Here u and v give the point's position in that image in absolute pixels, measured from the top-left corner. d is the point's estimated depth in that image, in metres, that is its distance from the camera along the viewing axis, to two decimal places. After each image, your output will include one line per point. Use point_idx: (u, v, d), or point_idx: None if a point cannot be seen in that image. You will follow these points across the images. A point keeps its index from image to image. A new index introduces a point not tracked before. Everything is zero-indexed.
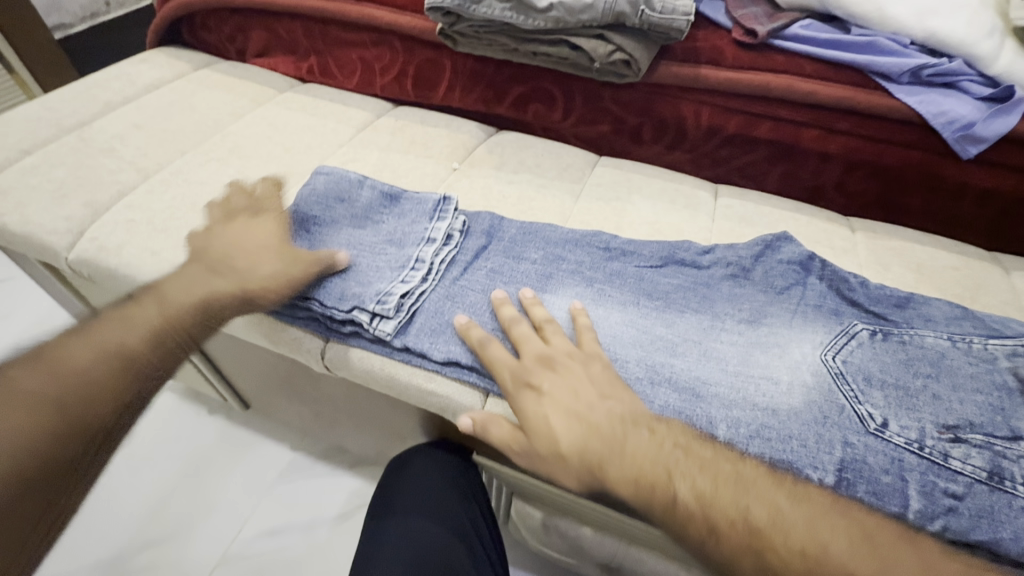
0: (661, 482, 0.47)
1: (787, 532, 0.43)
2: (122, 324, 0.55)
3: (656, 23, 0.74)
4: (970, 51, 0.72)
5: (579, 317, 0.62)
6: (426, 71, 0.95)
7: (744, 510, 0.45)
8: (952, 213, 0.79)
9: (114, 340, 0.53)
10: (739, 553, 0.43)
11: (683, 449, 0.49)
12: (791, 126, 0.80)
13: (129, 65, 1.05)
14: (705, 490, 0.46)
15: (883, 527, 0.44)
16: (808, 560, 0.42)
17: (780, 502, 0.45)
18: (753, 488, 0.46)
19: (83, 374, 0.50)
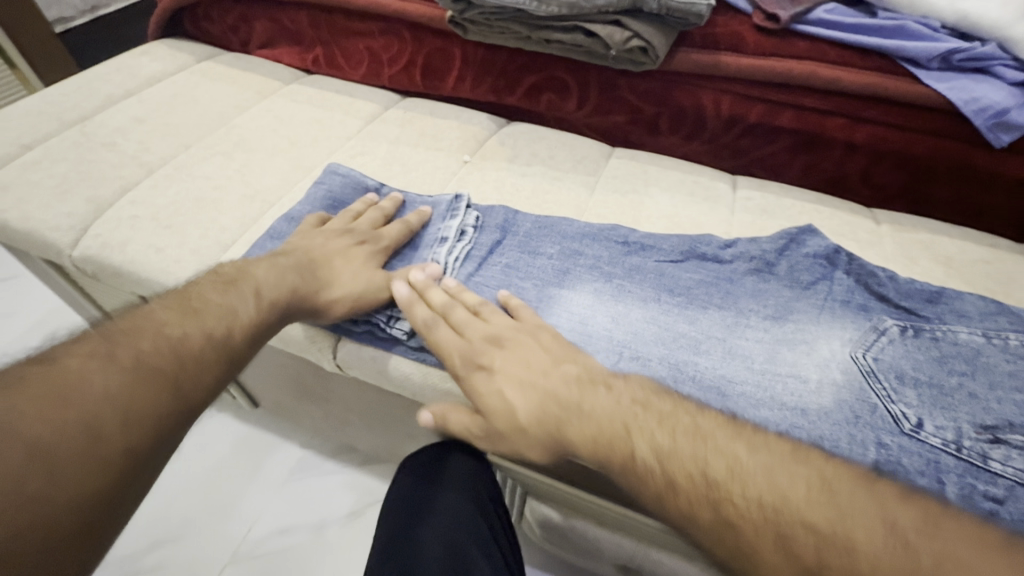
0: (618, 437, 0.46)
1: (747, 483, 0.41)
2: (230, 318, 0.51)
3: (675, 8, 0.72)
4: (1004, 34, 0.69)
5: (510, 298, 0.61)
6: (435, 61, 0.93)
7: (702, 463, 0.43)
8: (982, 204, 0.77)
9: (194, 347, 0.47)
10: (697, 506, 0.42)
11: (642, 405, 0.48)
12: (814, 115, 0.77)
13: (132, 57, 1.03)
14: (664, 446, 0.44)
15: (843, 470, 0.40)
16: (765, 510, 0.40)
17: (740, 451, 0.43)
18: (712, 439, 0.44)
19: (95, 407, 0.40)
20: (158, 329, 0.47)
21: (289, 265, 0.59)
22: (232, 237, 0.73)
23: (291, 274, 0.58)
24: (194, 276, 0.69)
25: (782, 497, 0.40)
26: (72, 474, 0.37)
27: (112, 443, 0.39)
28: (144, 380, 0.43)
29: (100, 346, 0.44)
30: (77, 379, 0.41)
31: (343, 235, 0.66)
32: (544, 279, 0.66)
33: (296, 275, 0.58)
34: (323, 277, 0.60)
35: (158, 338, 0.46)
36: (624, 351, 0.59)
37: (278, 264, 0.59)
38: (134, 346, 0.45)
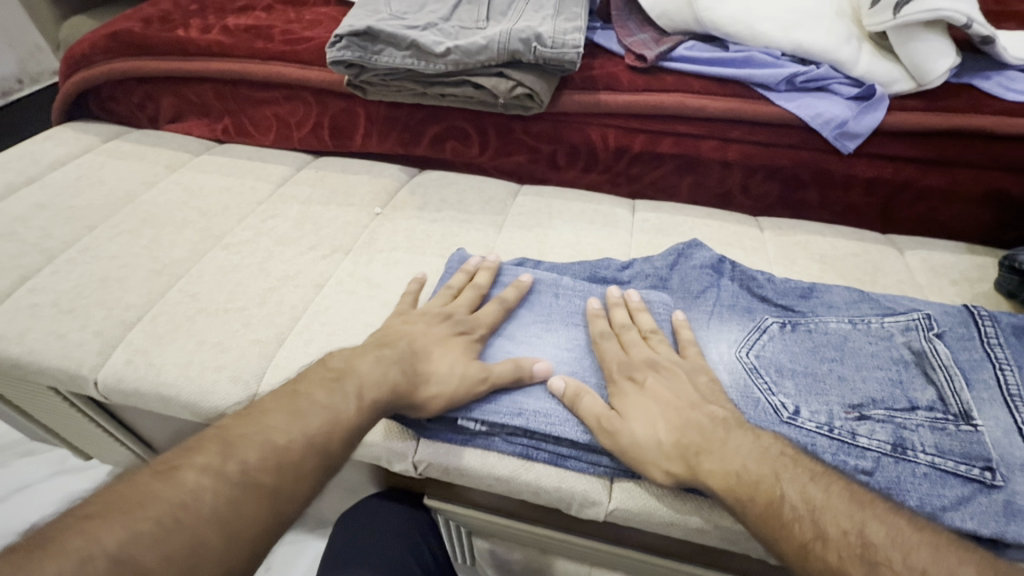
0: (696, 447, 0.49)
1: (793, 502, 0.45)
2: (376, 374, 0.52)
3: (549, 57, 0.79)
4: (834, 57, 0.79)
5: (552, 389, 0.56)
6: (342, 121, 0.97)
7: (760, 482, 0.46)
8: (847, 203, 0.85)
9: (328, 419, 0.46)
10: (746, 508, 0.46)
11: (703, 429, 0.50)
12: (690, 140, 0.85)
13: (33, 144, 1.02)
14: (718, 463, 0.48)
15: (869, 499, 0.45)
16: (810, 523, 0.43)
17: (801, 486, 0.45)
18: (762, 485, 0.46)
19: (253, 452, 0.42)
20: (264, 430, 0.43)
21: (393, 356, 0.54)
22: (137, 314, 0.71)
23: (395, 366, 0.53)
24: (98, 358, 0.67)
25: (859, 528, 0.43)
26: (222, 503, 0.38)
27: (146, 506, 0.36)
28: (248, 498, 0.39)
29: (312, 405, 0.47)
30: (138, 546, 0.34)
31: (444, 321, 0.61)
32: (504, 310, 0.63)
33: (401, 366, 0.53)
34: (424, 372, 0.55)
35: (234, 455, 0.41)
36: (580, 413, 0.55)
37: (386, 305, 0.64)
38: (237, 457, 0.41)
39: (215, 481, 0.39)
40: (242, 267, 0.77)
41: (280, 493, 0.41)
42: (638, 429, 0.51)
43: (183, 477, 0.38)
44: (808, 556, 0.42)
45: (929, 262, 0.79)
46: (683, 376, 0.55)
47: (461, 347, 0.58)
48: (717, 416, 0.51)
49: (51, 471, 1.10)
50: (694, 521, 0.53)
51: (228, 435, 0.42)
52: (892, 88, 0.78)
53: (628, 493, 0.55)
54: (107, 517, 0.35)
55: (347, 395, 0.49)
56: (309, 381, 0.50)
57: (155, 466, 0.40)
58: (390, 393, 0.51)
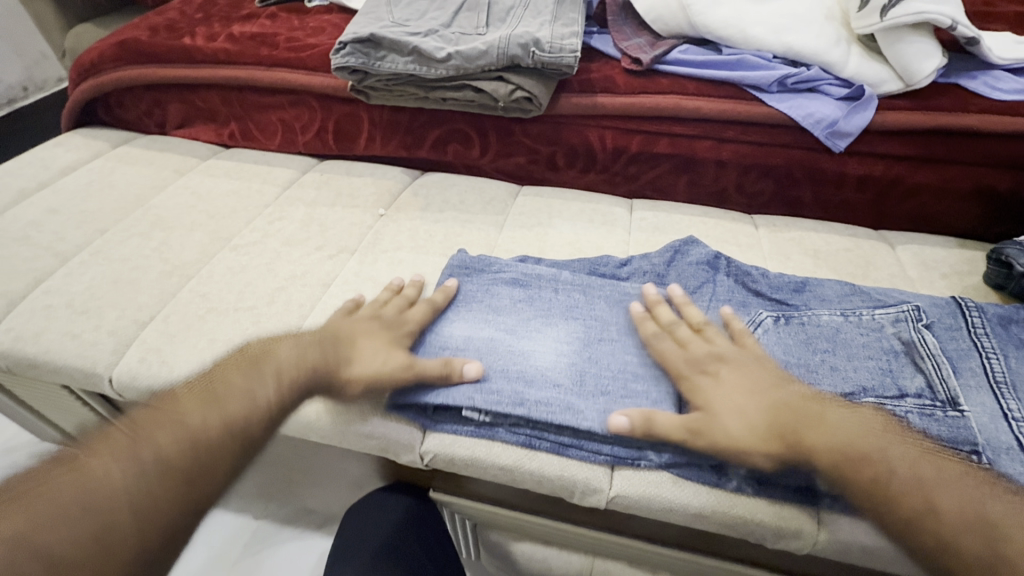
0: (793, 427, 0.50)
1: (903, 478, 0.46)
2: (290, 363, 0.56)
3: (547, 62, 0.81)
4: (824, 59, 0.82)
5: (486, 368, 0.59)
6: (346, 125, 0.99)
7: (866, 461, 0.48)
8: (840, 200, 0.87)
9: (244, 401, 0.50)
10: (856, 485, 0.47)
11: (798, 410, 0.51)
12: (685, 140, 0.87)
13: (44, 150, 1.05)
14: (819, 441, 0.49)
15: (968, 475, 0.47)
16: (924, 498, 0.45)
17: (908, 463, 0.47)
18: (870, 463, 0.48)
19: (169, 433, 0.46)
20: (179, 415, 0.48)
21: (312, 341, 0.59)
22: (149, 314, 0.73)
23: (311, 352, 0.58)
24: (112, 356, 0.69)
25: (973, 503, 0.44)
26: (136, 481, 0.42)
27: (65, 488, 0.41)
28: (160, 476, 0.43)
29: (223, 390, 0.51)
30: (47, 528, 0.39)
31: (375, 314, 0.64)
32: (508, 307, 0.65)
33: (318, 350, 0.58)
34: (351, 362, 0.58)
35: (151, 439, 0.45)
36: (579, 401, 0.57)
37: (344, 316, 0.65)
38: (152, 442, 0.45)
39: (126, 467, 0.43)
40: (250, 268, 0.79)
41: (194, 472, 0.45)
42: (727, 417, 0.52)
43: (92, 467, 0.42)
44: (928, 527, 0.44)
45: (919, 256, 0.81)
46: (752, 363, 0.56)
47: (387, 339, 0.61)
48: (800, 399, 0.53)
49: None
50: (693, 506, 0.55)
51: (140, 427, 0.46)
52: (882, 89, 0.80)
53: (628, 480, 0.57)
54: (19, 506, 0.40)
55: (263, 381, 0.53)
56: (224, 372, 0.54)
57: (65, 458, 0.44)
58: (307, 376, 0.56)
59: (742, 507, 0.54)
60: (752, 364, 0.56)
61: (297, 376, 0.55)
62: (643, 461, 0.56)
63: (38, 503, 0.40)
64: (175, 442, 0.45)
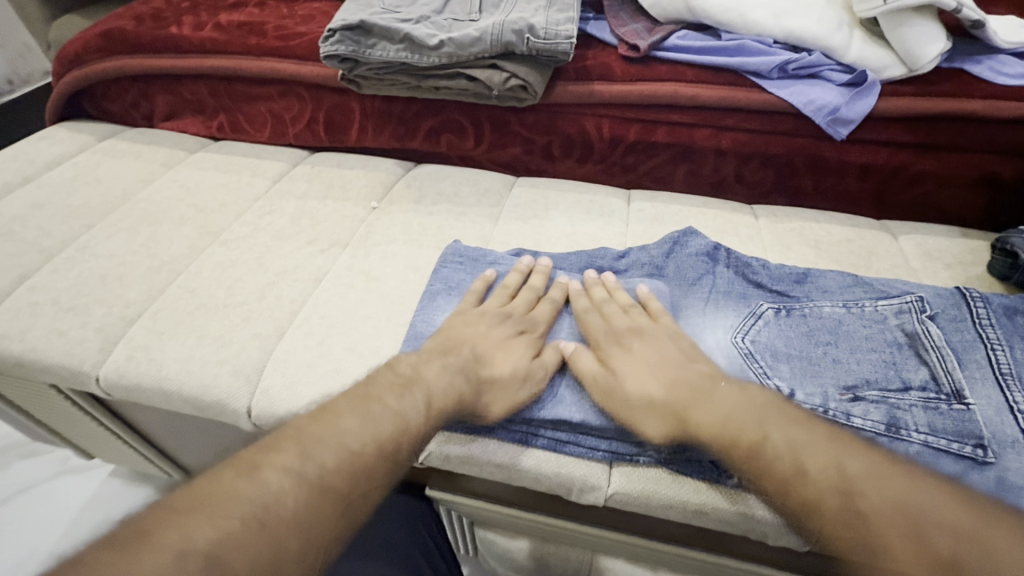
0: (684, 401, 0.51)
1: (775, 446, 0.46)
2: (428, 390, 0.50)
3: (542, 48, 0.79)
4: (825, 43, 0.80)
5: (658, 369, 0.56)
6: (337, 116, 0.97)
7: (749, 429, 0.47)
8: (841, 189, 0.85)
9: (391, 425, 0.46)
10: (737, 456, 0.47)
11: (704, 385, 0.51)
12: (684, 129, 0.85)
13: (28, 144, 1.02)
14: (707, 413, 0.49)
15: (847, 438, 0.46)
16: (796, 463, 0.44)
17: (784, 431, 0.47)
18: (745, 432, 0.47)
19: (321, 453, 0.42)
20: (339, 433, 0.44)
21: (458, 363, 0.54)
22: (136, 310, 0.71)
23: (458, 376, 0.53)
24: (99, 354, 0.68)
25: (838, 464, 0.43)
26: (291, 509, 0.38)
27: (228, 511, 0.37)
28: (323, 500, 0.40)
29: (372, 405, 0.47)
30: (228, 547, 0.35)
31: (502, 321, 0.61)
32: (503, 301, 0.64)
33: (463, 376, 0.53)
34: (487, 376, 0.55)
35: (303, 456, 0.41)
36: (577, 395, 0.56)
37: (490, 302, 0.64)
38: (316, 459, 0.41)
39: (297, 484, 0.40)
40: (240, 263, 0.77)
41: (354, 499, 0.41)
42: (634, 388, 0.53)
43: (267, 477, 0.39)
44: (793, 493, 0.44)
45: (922, 246, 0.80)
46: (664, 338, 0.58)
47: (523, 346, 0.59)
48: (699, 372, 0.53)
49: (55, 471, 1.11)
50: (693, 502, 0.54)
51: (305, 435, 0.43)
52: (884, 74, 0.79)
53: (627, 476, 0.56)
54: (193, 513, 0.37)
55: (415, 401, 0.49)
56: (376, 385, 0.49)
57: (240, 462, 0.40)
58: (455, 401, 0.51)
59: (742, 503, 0.53)
60: (666, 340, 0.58)
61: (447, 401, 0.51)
62: (642, 457, 0.55)
63: (197, 524, 0.36)
64: (331, 467, 0.41)
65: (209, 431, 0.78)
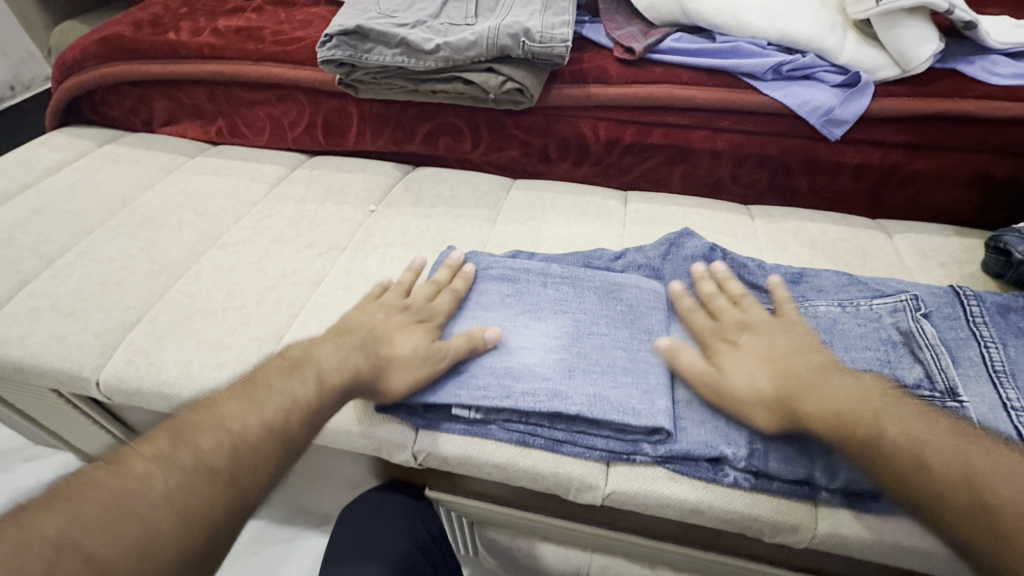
0: (795, 390, 0.50)
1: (894, 437, 0.46)
2: (323, 372, 0.52)
3: (538, 52, 0.80)
4: (819, 45, 0.80)
5: (681, 355, 0.57)
6: (335, 120, 0.97)
7: (861, 420, 0.47)
8: (836, 189, 0.86)
9: (280, 407, 0.47)
10: (850, 446, 0.47)
11: (820, 372, 0.51)
12: (679, 130, 0.86)
13: (28, 150, 1.03)
14: (822, 402, 0.49)
15: (966, 432, 0.46)
16: (915, 455, 0.44)
17: (902, 422, 0.47)
18: (857, 425, 0.47)
19: (201, 440, 0.43)
20: (217, 418, 0.45)
21: (353, 343, 0.56)
22: (136, 315, 0.72)
23: (355, 355, 0.55)
24: (98, 359, 0.68)
25: (964, 458, 0.44)
26: (165, 494, 0.39)
27: (91, 499, 0.38)
28: (201, 480, 0.41)
29: (255, 390, 0.48)
30: (89, 532, 0.36)
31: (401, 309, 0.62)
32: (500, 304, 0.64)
33: (359, 354, 0.55)
34: (386, 356, 0.56)
35: (184, 442, 0.43)
36: (569, 389, 0.56)
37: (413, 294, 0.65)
38: (190, 444, 0.43)
39: (169, 469, 0.41)
40: (238, 267, 0.77)
41: (239, 474, 0.42)
42: (741, 378, 0.53)
43: (133, 467, 0.40)
44: (909, 488, 0.44)
45: (917, 245, 0.80)
46: (780, 329, 0.57)
47: (422, 330, 0.59)
48: (813, 363, 0.52)
49: (57, 475, 1.11)
50: (689, 501, 0.54)
51: (179, 426, 0.44)
52: (877, 75, 0.79)
53: (623, 476, 0.56)
54: (50, 508, 0.37)
55: (305, 380, 0.50)
56: (264, 373, 0.51)
57: (109, 457, 0.41)
58: (351, 378, 0.53)
59: (738, 501, 0.53)
60: (779, 330, 0.56)
61: (344, 379, 0.52)
62: (638, 456, 0.55)
63: (60, 516, 0.37)
64: (209, 452, 0.42)
65: None
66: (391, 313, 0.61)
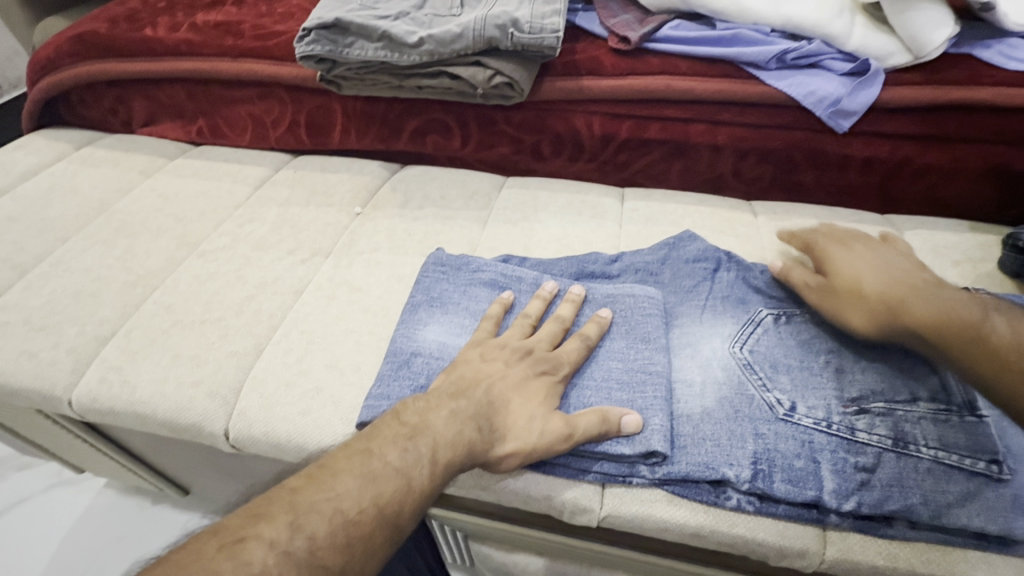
0: (893, 291, 0.54)
1: (987, 331, 0.49)
2: (437, 441, 0.46)
3: (528, 43, 0.75)
4: (825, 31, 0.76)
5: (794, 275, 0.62)
6: (318, 118, 0.93)
7: (953, 313, 0.51)
8: (844, 184, 0.82)
9: (391, 490, 0.42)
10: (939, 334, 0.51)
11: (930, 282, 0.55)
12: (678, 124, 0.82)
13: (3, 154, 0.99)
14: (916, 300, 0.53)
15: None
16: (1003, 344, 0.48)
17: (1003, 321, 0.49)
18: (961, 314, 0.51)
19: (315, 525, 0.39)
20: (335, 498, 0.41)
21: (470, 409, 0.49)
22: (110, 329, 0.69)
23: (469, 424, 0.48)
24: (71, 377, 0.65)
25: None
26: None
27: None
28: None
29: (364, 462, 0.43)
30: None
31: (522, 355, 0.56)
32: (487, 315, 0.61)
33: (474, 423, 0.49)
34: (500, 426, 0.50)
35: (295, 522, 0.39)
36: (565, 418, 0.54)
37: (506, 337, 0.58)
38: (306, 530, 0.39)
39: (285, 562, 0.37)
40: (218, 276, 0.74)
41: (348, 573, 0.39)
42: (849, 280, 0.57)
43: (251, 554, 0.36)
44: (1001, 367, 0.47)
45: (929, 242, 0.76)
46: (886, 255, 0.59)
47: (543, 388, 0.53)
48: (916, 273, 0.56)
49: (47, 484, 1.09)
50: (690, 525, 0.51)
51: (299, 503, 0.40)
52: (888, 62, 0.74)
53: (619, 498, 0.53)
54: None
55: (421, 457, 0.45)
56: (380, 437, 0.46)
57: (223, 536, 0.37)
58: (464, 454, 0.47)
59: (741, 526, 0.50)
60: (902, 252, 0.60)
61: (457, 454, 0.47)
62: (635, 479, 0.52)
63: None
64: (322, 541, 0.38)
65: (191, 451, 0.75)
66: (503, 366, 0.54)
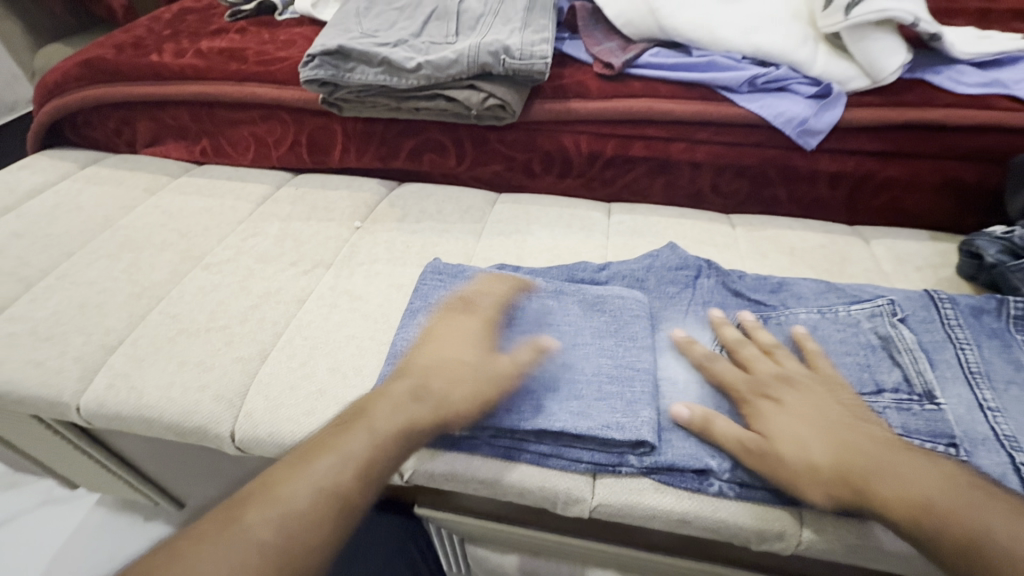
0: (861, 477, 0.47)
1: (979, 535, 0.42)
2: (402, 399, 0.50)
3: (518, 68, 0.81)
4: (791, 58, 0.83)
5: (716, 422, 0.54)
6: (319, 138, 0.98)
7: (934, 512, 0.44)
8: (814, 197, 0.88)
9: (361, 443, 0.46)
10: (933, 542, 0.44)
11: (891, 453, 0.48)
12: (659, 143, 0.87)
13: (9, 173, 1.02)
14: (895, 495, 0.46)
15: None
16: (1005, 555, 0.41)
17: (988, 519, 0.43)
18: (945, 514, 0.44)
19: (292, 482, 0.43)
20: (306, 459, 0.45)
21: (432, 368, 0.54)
22: (117, 338, 0.71)
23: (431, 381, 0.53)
24: (78, 384, 0.67)
25: None
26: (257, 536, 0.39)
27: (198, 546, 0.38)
28: (294, 525, 0.41)
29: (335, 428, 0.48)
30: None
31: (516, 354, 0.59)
32: None
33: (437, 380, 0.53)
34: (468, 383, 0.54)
35: (274, 483, 0.43)
36: (554, 407, 0.57)
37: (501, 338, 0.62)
38: (282, 487, 0.43)
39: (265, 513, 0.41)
40: (223, 287, 0.77)
41: (329, 516, 0.42)
42: (797, 452, 0.50)
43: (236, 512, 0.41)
44: None
45: (894, 250, 0.82)
46: (821, 390, 0.54)
47: None
48: (868, 432, 0.50)
49: (39, 501, 1.09)
50: (676, 511, 0.54)
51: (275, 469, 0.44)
52: (849, 85, 0.81)
53: (610, 488, 0.56)
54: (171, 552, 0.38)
55: (386, 414, 0.49)
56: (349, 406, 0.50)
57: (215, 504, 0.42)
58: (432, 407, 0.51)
59: (725, 511, 0.54)
60: (826, 391, 0.54)
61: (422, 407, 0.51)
62: (624, 467, 0.56)
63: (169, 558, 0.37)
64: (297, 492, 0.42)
65: (192, 458, 0.77)
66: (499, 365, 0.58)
